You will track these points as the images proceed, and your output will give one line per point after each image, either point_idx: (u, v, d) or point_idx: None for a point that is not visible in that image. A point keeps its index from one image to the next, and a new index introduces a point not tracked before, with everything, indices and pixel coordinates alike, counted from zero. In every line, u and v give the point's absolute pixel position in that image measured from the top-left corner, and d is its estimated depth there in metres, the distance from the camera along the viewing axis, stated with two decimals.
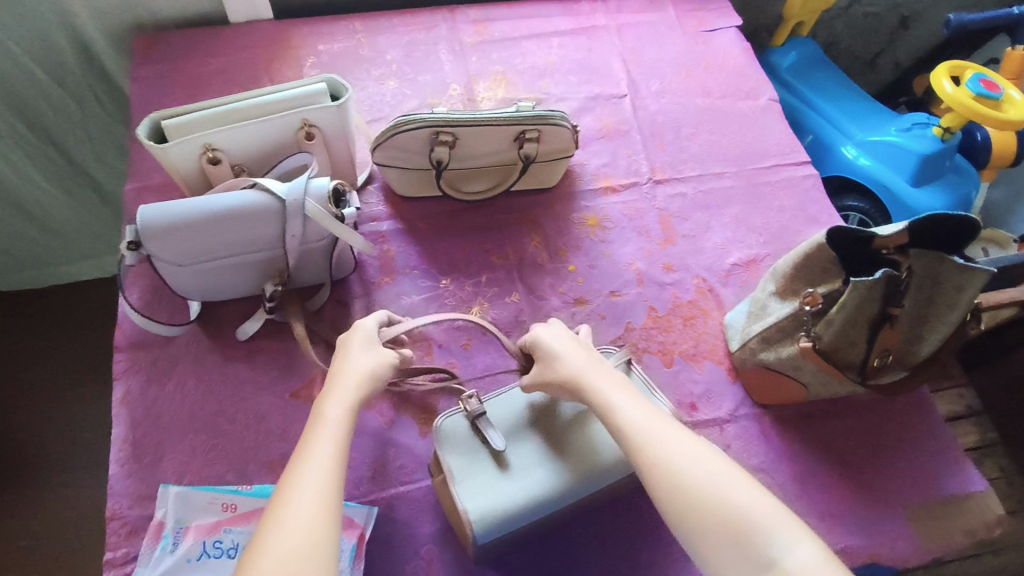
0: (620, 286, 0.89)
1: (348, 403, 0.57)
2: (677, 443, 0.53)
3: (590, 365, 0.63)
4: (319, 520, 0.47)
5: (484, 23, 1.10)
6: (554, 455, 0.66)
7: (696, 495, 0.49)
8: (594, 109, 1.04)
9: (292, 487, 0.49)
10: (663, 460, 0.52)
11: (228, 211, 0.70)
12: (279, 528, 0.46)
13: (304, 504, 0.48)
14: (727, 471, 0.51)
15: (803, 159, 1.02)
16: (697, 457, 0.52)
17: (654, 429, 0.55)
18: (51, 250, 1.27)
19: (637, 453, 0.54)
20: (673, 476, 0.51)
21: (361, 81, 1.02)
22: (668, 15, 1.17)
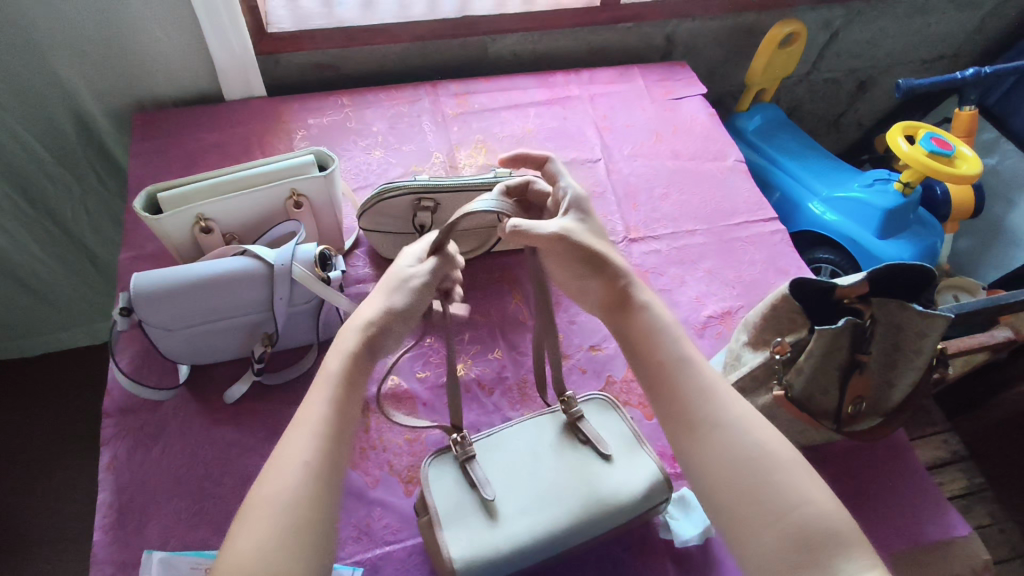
0: (600, 340, 0.91)
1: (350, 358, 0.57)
2: (752, 428, 0.53)
3: (644, 288, 0.64)
4: (306, 493, 0.49)
5: (464, 96, 1.18)
6: (542, 503, 0.66)
7: (766, 486, 0.50)
8: (570, 172, 1.09)
9: (283, 459, 0.51)
10: (732, 437, 0.53)
11: (221, 276, 0.73)
12: (262, 502, 0.48)
13: (283, 485, 0.49)
14: (796, 466, 0.52)
15: (769, 215, 1.08)
16: (766, 443, 0.52)
17: (721, 396, 0.56)
18: (40, 319, 1.28)
19: (697, 421, 0.54)
20: (738, 452, 0.52)
21: (348, 152, 1.07)
22: (637, 85, 1.25)
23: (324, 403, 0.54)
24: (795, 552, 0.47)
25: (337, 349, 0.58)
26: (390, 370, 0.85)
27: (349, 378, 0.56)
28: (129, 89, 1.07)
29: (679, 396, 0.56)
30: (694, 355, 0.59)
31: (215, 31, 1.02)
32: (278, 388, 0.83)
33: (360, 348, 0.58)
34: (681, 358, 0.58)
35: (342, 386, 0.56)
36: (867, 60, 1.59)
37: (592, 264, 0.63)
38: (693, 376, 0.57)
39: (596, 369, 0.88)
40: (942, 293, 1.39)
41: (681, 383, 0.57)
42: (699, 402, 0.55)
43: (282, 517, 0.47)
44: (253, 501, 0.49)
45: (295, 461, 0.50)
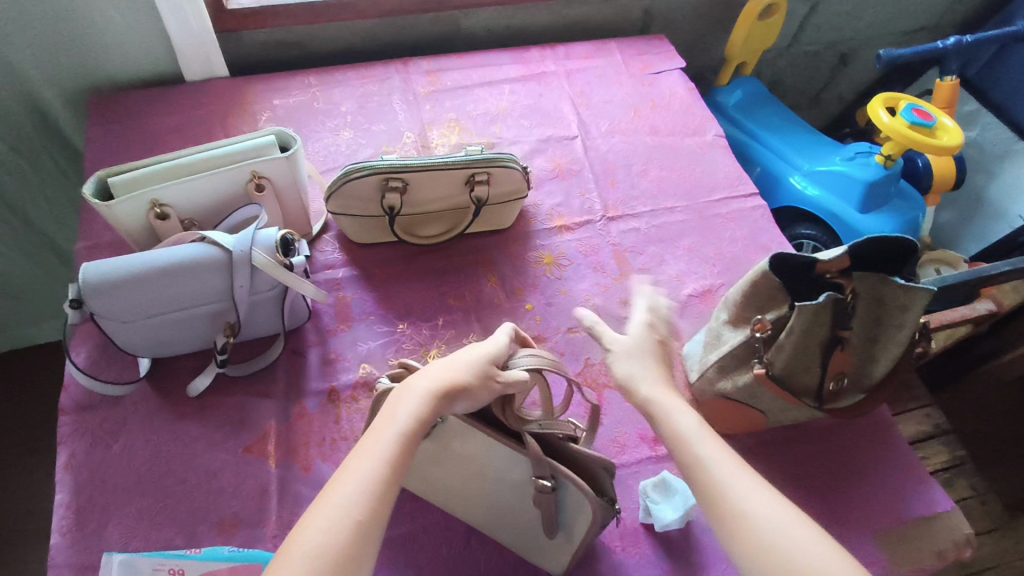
0: (579, 322, 0.89)
1: (417, 407, 0.55)
2: (783, 517, 0.51)
3: (690, 423, 0.60)
4: (350, 548, 0.46)
5: (436, 73, 1.13)
6: (455, 493, 0.67)
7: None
8: (546, 150, 1.06)
9: (328, 507, 0.48)
10: (777, 548, 0.49)
11: (178, 264, 0.69)
12: (300, 557, 0.45)
13: (323, 540, 0.46)
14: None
15: (750, 191, 1.06)
16: (801, 533, 0.49)
17: (760, 507, 0.51)
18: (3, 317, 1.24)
19: (740, 540, 0.50)
20: (783, 564, 0.48)
21: (315, 133, 1.03)
22: (615, 59, 1.20)
23: (377, 470, 0.50)
24: None
25: (399, 410, 0.54)
26: (362, 358, 0.83)
27: (414, 434, 0.53)
28: (83, 72, 1.02)
29: (720, 515, 0.52)
30: (730, 470, 0.55)
31: (170, 7, 0.97)
32: (244, 379, 0.80)
33: (417, 422, 0.54)
34: (713, 459, 0.56)
35: (402, 440, 0.52)
36: (848, 33, 1.57)
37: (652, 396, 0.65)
38: (731, 493, 0.53)
39: (574, 351, 0.86)
40: (924, 267, 1.38)
41: (718, 500, 0.53)
42: (748, 514, 0.51)
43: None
44: (285, 554, 0.45)
45: (339, 516, 0.47)
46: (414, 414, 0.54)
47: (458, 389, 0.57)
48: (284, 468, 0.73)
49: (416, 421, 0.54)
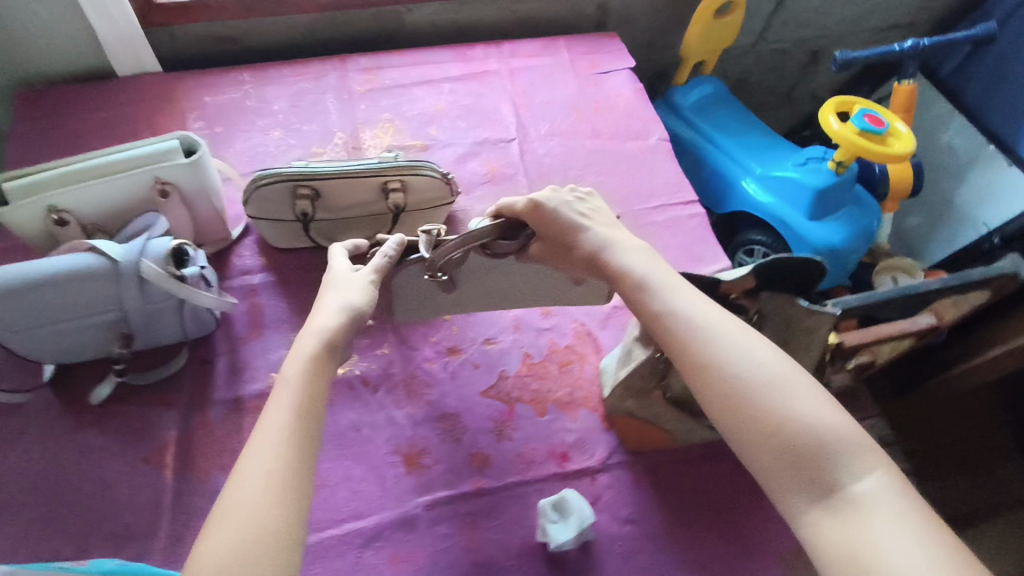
0: (496, 333, 0.88)
1: (311, 348, 0.56)
2: (731, 347, 0.53)
3: (620, 245, 0.65)
4: (269, 498, 0.46)
5: (374, 71, 1.10)
6: (496, 298, 0.80)
7: (753, 400, 0.50)
8: (480, 153, 1.04)
9: (244, 463, 0.48)
10: (729, 366, 0.52)
11: (63, 274, 0.68)
12: (223, 517, 0.45)
13: (239, 498, 0.46)
14: (797, 386, 0.51)
15: (689, 198, 1.04)
16: (749, 359, 0.52)
17: (712, 329, 0.54)
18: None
19: (693, 360, 0.54)
20: (732, 379, 0.51)
21: (245, 133, 1.01)
22: (562, 58, 1.17)
23: (284, 419, 0.51)
24: (791, 471, 0.48)
25: (297, 352, 0.56)
26: (271, 367, 0.82)
27: (311, 376, 0.54)
28: (9, 65, 1.00)
29: (670, 338, 0.55)
30: (683, 295, 0.58)
31: (92, 3, 0.94)
32: (148, 386, 0.79)
33: (312, 367, 0.55)
34: (661, 292, 0.58)
35: (300, 389, 0.53)
36: (818, 30, 1.53)
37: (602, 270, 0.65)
38: (685, 318, 0.56)
39: (490, 363, 0.85)
40: (881, 275, 1.35)
41: (667, 326, 0.56)
42: (700, 341, 0.54)
43: (247, 529, 0.45)
44: (222, 501, 0.47)
45: (252, 472, 0.48)
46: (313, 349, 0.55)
47: (351, 325, 0.59)
48: (180, 479, 0.73)
49: (318, 352, 0.56)
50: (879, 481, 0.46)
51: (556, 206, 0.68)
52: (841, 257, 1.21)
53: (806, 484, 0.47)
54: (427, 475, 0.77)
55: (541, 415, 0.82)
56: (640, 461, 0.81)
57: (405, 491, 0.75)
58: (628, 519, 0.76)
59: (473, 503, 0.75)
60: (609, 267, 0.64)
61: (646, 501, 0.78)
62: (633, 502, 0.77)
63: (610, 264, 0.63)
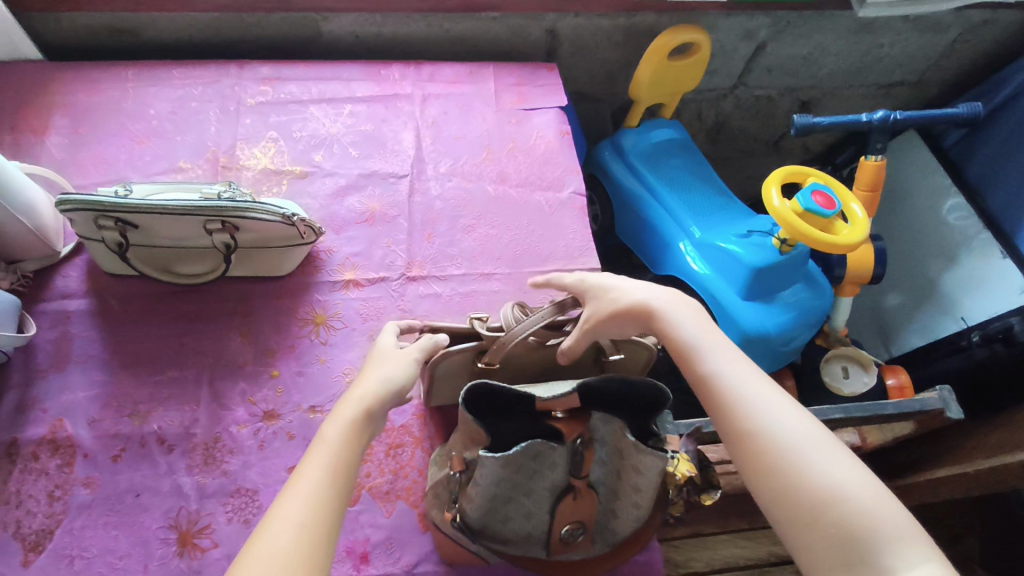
0: (324, 400, 0.77)
1: (362, 404, 0.55)
2: (777, 412, 0.51)
3: (670, 306, 0.61)
4: (297, 553, 0.44)
5: (272, 82, 1.01)
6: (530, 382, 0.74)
7: (794, 470, 0.48)
8: (364, 188, 0.93)
9: (276, 516, 0.46)
10: (779, 441, 0.49)
11: None
12: (251, 565, 0.43)
13: (271, 548, 0.44)
14: (840, 455, 0.48)
15: (589, 265, 0.92)
16: (787, 426, 0.50)
17: (757, 400, 0.52)
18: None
19: (740, 433, 0.51)
20: (782, 453, 0.49)
21: (111, 137, 0.93)
22: (487, 87, 1.06)
23: (321, 471, 0.49)
24: (834, 548, 0.45)
25: (345, 409, 0.55)
26: (60, 409, 0.74)
27: (353, 438, 0.53)
28: None
29: (721, 407, 0.53)
30: (729, 361, 0.56)
31: None
32: None
33: (351, 429, 0.53)
34: (709, 355, 0.56)
35: (343, 445, 0.52)
36: (807, 79, 1.37)
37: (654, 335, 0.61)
38: (729, 386, 0.54)
39: (307, 436, 0.75)
40: (831, 363, 1.20)
41: (716, 393, 0.54)
42: (741, 407, 0.52)
43: None
44: (262, 531, 0.45)
45: (287, 526, 0.45)
46: (364, 402, 0.54)
47: (393, 395, 0.57)
48: None
49: (371, 406, 0.55)
50: (933, 567, 0.43)
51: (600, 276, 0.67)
52: (779, 344, 1.07)
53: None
54: (199, 559, 0.67)
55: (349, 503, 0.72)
56: None
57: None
58: None
59: None
60: (664, 333, 0.60)
61: None
62: None
63: (661, 331, 0.60)
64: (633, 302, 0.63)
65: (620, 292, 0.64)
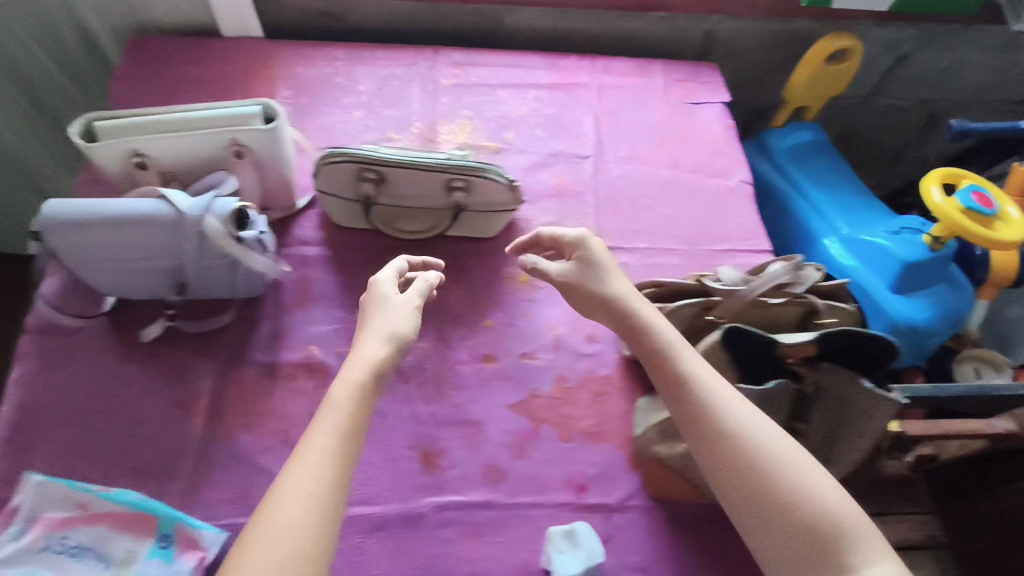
0: (535, 348, 0.86)
1: (365, 368, 0.63)
2: (749, 427, 0.59)
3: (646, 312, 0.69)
4: (310, 516, 0.53)
5: (464, 66, 1.10)
6: None
7: (765, 479, 0.56)
8: (552, 165, 1.02)
9: (286, 483, 0.54)
10: (748, 448, 0.58)
11: (132, 217, 0.70)
12: (269, 527, 0.52)
13: (286, 512, 0.52)
14: (807, 469, 0.57)
15: (761, 247, 0.98)
16: (757, 439, 0.58)
17: (730, 412, 0.61)
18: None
19: (711, 438, 0.59)
20: (753, 463, 0.57)
21: (328, 108, 1.03)
22: (656, 81, 1.14)
23: (332, 440, 0.57)
24: (800, 548, 0.54)
25: (346, 373, 0.62)
26: (309, 339, 0.83)
27: (356, 404, 0.60)
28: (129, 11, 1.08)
29: (695, 416, 0.61)
30: (698, 371, 0.64)
31: None
32: (195, 333, 0.82)
33: (355, 394, 0.61)
34: (684, 365, 0.64)
35: (348, 412, 0.59)
36: (940, 91, 1.42)
37: (628, 330, 0.69)
38: (702, 393, 0.62)
39: (521, 379, 0.84)
40: (964, 364, 1.23)
41: (690, 398, 0.62)
42: (716, 419, 0.60)
43: (293, 545, 0.51)
44: (281, 487, 0.54)
45: (299, 493, 0.54)
46: (370, 364, 0.63)
47: (390, 358, 0.65)
48: (208, 430, 0.76)
49: (375, 370, 0.63)
50: (885, 566, 0.53)
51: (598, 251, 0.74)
52: (924, 337, 1.11)
53: (813, 564, 0.54)
54: (440, 476, 0.77)
55: (564, 440, 0.80)
56: (660, 511, 0.76)
57: (414, 488, 0.75)
58: (634, 566, 0.73)
59: (480, 514, 0.75)
60: (641, 334, 0.68)
61: (657, 552, 0.74)
62: (645, 549, 0.73)
63: (638, 332, 0.68)
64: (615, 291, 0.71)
65: (606, 277, 0.72)
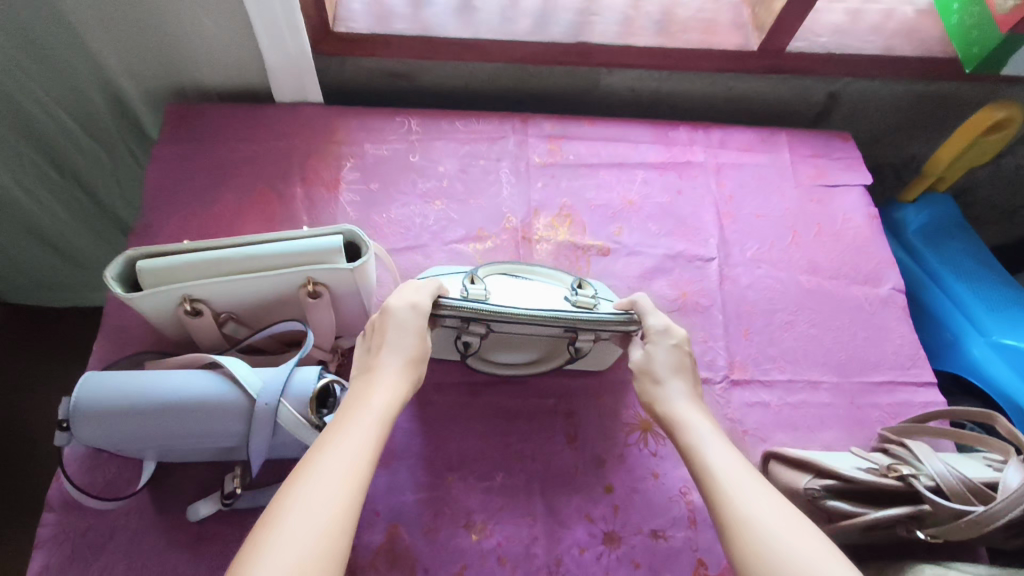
0: (667, 523, 0.70)
1: (394, 393, 0.55)
2: (767, 506, 0.49)
3: (687, 398, 0.62)
4: (331, 525, 0.43)
5: (559, 141, 0.94)
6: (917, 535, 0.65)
7: (777, 550, 0.45)
8: (671, 271, 0.85)
9: (305, 482, 0.45)
10: (760, 538, 0.46)
11: (189, 402, 0.55)
12: (284, 526, 0.42)
13: (312, 512, 0.43)
14: (828, 553, 0.45)
15: (925, 380, 0.81)
16: (775, 512, 0.48)
17: (748, 487, 0.50)
18: (68, 278, 1.22)
19: (735, 528, 0.48)
20: (767, 538, 0.46)
21: (403, 196, 0.87)
22: (782, 159, 0.96)
23: (359, 450, 0.49)
24: None
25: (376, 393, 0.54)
26: (392, 514, 0.68)
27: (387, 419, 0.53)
28: (167, 74, 0.91)
29: (712, 493, 0.51)
30: (723, 451, 0.55)
31: (267, 27, 0.82)
32: (258, 511, 0.66)
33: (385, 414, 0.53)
34: (711, 446, 0.55)
35: (377, 424, 0.52)
36: None
37: (667, 422, 0.60)
38: (722, 469, 0.53)
39: (653, 567, 0.67)
40: None
41: (708, 478, 0.53)
42: (735, 494, 0.50)
43: (309, 550, 0.41)
44: (285, 504, 0.43)
45: (322, 492, 0.44)
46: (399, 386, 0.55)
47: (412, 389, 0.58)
48: None
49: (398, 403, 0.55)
50: None
51: (654, 330, 0.66)
52: None
53: None
54: None
55: None
56: None
57: None
58: None
59: None
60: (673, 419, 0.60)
61: None
62: None
63: (672, 418, 0.60)
64: (668, 386, 0.62)
65: (666, 367, 0.63)
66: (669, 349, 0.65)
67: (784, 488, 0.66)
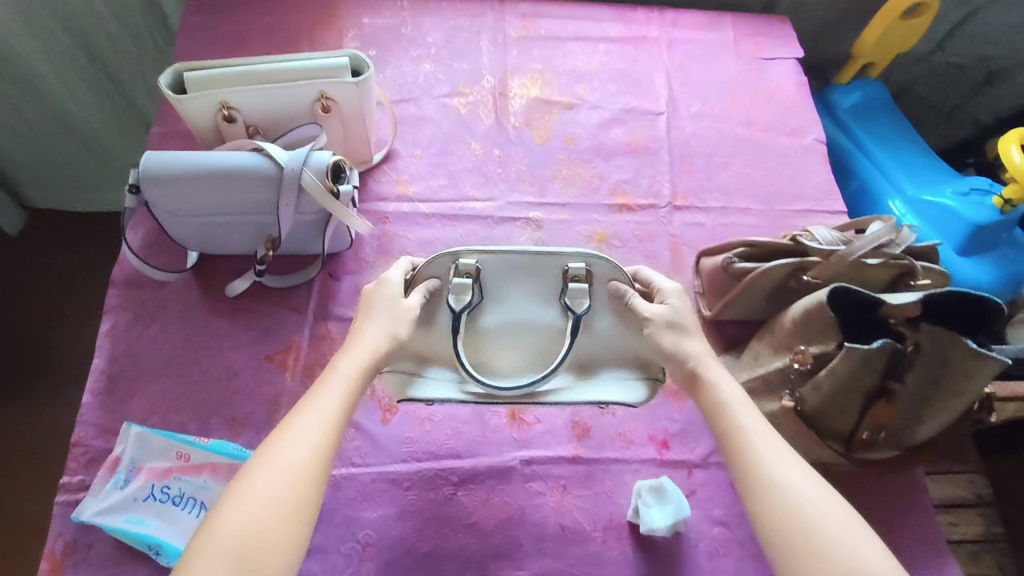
0: None
1: (364, 361, 0.59)
2: (776, 448, 0.56)
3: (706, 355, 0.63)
4: (291, 488, 0.49)
5: (532, 19, 1.07)
6: None
7: (782, 488, 0.53)
8: (626, 122, 1.00)
9: (277, 445, 0.51)
10: (780, 486, 0.53)
11: (232, 170, 0.70)
12: (247, 488, 0.49)
13: (278, 473, 0.50)
14: (826, 486, 0.53)
15: (837, 208, 0.97)
16: (777, 452, 0.55)
17: (756, 430, 0.57)
18: (93, 171, 1.33)
19: (745, 474, 0.55)
20: (776, 481, 0.53)
21: (397, 60, 1.01)
22: (726, 36, 1.11)
23: (324, 420, 0.54)
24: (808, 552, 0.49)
25: (348, 360, 0.58)
26: None
27: (358, 384, 0.58)
28: None
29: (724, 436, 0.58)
30: (739, 395, 0.60)
31: None
32: (285, 288, 0.82)
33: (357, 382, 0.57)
34: (724, 395, 0.60)
35: (347, 389, 0.57)
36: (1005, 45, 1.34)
37: (686, 376, 0.62)
38: (736, 417, 0.58)
39: None
40: None
41: (721, 425, 0.58)
42: (747, 438, 0.56)
43: (264, 510, 0.48)
44: (242, 477, 0.50)
45: (284, 455, 0.51)
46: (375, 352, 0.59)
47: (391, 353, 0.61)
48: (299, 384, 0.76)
49: (362, 374, 0.58)
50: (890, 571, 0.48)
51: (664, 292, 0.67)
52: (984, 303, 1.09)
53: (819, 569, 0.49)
54: (527, 431, 0.77)
55: None
56: None
57: (504, 441, 0.76)
58: (718, 520, 0.74)
59: (569, 468, 0.75)
60: (695, 374, 0.62)
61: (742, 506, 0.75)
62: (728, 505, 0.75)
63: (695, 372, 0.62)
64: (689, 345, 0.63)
65: (679, 324, 0.64)
66: (682, 314, 0.65)
67: (709, 271, 0.82)
